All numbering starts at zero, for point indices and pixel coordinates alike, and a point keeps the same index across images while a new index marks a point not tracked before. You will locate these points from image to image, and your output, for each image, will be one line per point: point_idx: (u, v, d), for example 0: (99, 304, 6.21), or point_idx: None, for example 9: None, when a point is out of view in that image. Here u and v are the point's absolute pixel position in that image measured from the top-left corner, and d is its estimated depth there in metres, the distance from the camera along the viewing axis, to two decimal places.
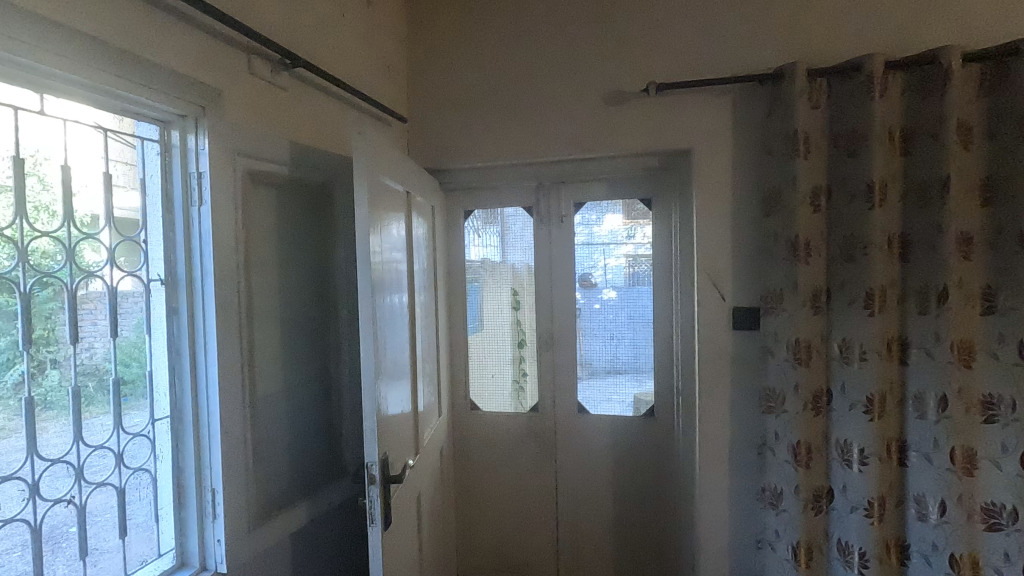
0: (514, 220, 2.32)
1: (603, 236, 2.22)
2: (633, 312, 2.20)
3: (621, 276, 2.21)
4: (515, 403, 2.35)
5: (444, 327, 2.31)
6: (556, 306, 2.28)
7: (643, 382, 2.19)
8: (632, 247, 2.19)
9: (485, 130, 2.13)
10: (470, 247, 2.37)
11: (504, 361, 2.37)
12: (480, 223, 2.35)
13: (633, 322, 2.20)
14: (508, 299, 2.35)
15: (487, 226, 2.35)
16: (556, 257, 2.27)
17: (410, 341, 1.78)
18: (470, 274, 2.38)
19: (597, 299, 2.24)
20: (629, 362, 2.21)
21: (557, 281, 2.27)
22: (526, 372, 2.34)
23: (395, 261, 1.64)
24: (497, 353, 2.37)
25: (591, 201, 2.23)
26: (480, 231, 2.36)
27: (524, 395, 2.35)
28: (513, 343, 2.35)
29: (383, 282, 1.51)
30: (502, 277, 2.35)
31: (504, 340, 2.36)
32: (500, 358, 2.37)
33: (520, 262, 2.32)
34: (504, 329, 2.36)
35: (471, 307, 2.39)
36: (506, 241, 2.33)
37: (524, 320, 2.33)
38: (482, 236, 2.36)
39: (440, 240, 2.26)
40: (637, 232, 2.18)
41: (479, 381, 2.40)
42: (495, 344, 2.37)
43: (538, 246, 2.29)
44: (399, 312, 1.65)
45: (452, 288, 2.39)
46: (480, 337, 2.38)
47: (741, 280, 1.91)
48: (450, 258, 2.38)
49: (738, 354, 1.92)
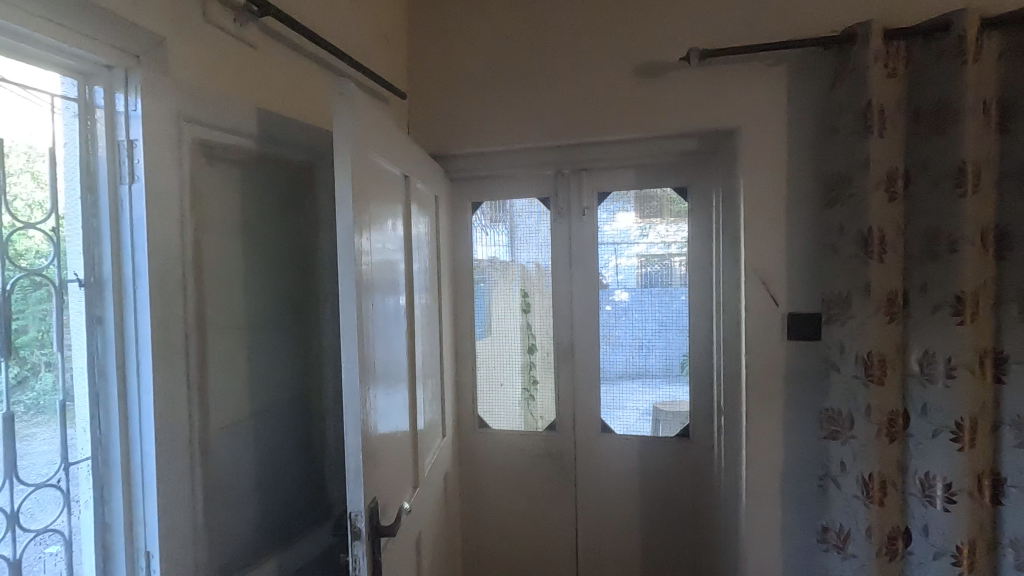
0: (527, 214, 2.05)
1: (616, 232, 1.96)
2: (665, 320, 1.93)
3: (636, 276, 1.95)
4: (529, 420, 2.08)
5: (448, 333, 2.04)
6: (578, 311, 2.01)
7: (675, 397, 1.93)
8: (645, 246, 1.94)
9: (497, 109, 1.85)
10: (478, 244, 2.10)
11: (517, 372, 2.09)
12: (489, 216, 2.08)
13: (664, 331, 1.93)
14: (521, 303, 2.07)
15: (497, 221, 2.07)
16: (577, 256, 1.99)
17: (409, 352, 1.51)
18: (477, 275, 2.10)
19: (611, 301, 1.98)
20: (665, 377, 1.94)
21: (578, 282, 2.00)
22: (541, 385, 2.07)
23: (391, 257, 1.37)
24: (508, 364, 2.10)
25: (615, 193, 1.96)
26: (490, 226, 2.08)
27: (540, 411, 2.07)
28: (527, 353, 2.07)
29: (376, 283, 1.24)
30: (515, 278, 2.07)
31: (516, 349, 2.08)
32: (512, 369, 2.09)
33: (536, 261, 2.05)
34: (517, 337, 2.08)
35: (479, 312, 2.11)
36: (517, 238, 2.06)
37: (540, 327, 2.06)
38: (491, 231, 2.08)
39: (444, 236, 1.99)
40: (653, 228, 1.92)
41: (488, 394, 2.12)
42: (507, 353, 2.09)
43: (556, 243, 2.02)
44: (396, 319, 1.38)
45: (458, 289, 2.12)
46: (489, 346, 2.11)
47: (798, 281, 1.62)
48: (456, 256, 2.11)
49: (793, 369, 1.63)
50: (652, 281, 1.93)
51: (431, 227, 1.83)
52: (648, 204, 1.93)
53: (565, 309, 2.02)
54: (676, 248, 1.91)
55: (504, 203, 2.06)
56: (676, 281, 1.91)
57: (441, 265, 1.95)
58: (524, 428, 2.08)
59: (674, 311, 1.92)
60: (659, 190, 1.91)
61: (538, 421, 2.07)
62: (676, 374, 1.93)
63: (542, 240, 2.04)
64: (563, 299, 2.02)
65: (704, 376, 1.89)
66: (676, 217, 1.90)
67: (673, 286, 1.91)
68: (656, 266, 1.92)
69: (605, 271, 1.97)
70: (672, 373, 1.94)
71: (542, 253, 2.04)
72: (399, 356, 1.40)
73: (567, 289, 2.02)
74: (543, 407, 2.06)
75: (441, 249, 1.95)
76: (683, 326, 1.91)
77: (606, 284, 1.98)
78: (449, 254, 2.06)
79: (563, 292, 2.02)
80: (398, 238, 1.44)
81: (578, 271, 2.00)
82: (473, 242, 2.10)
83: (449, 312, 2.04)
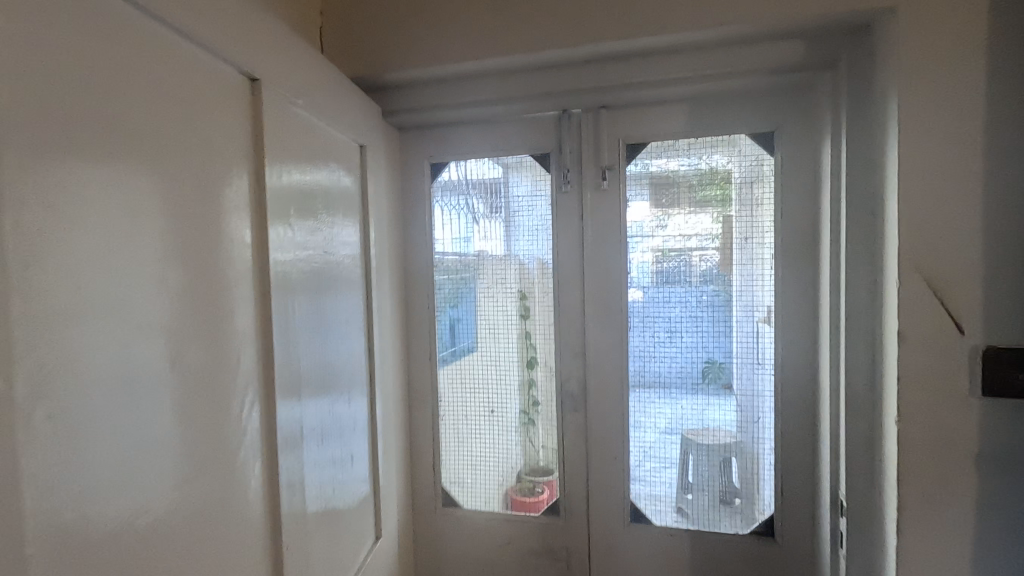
0: (478, 193, 1.35)
1: (644, 208, 1.25)
2: (734, 342, 1.21)
3: (669, 285, 1.24)
4: (516, 488, 1.37)
5: (393, 365, 1.32)
6: (592, 331, 1.28)
7: (751, 449, 1.22)
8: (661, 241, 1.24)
9: (467, 0, 1.12)
10: (455, 234, 1.37)
11: (499, 419, 1.37)
12: (477, 190, 1.35)
13: (732, 360, 1.21)
14: (512, 317, 1.35)
15: (488, 196, 1.34)
16: (594, 249, 1.27)
17: (264, 428, 0.79)
18: (437, 274, 1.39)
19: (633, 325, 1.27)
20: (721, 436, 1.23)
21: (595, 287, 1.28)
22: (535, 425, 1.35)
23: (178, 240, 0.63)
24: (488, 396, 1.37)
25: (656, 144, 1.24)
26: (476, 204, 1.35)
27: (531, 463, 1.36)
28: (511, 381, 1.36)
29: (79, 299, 0.51)
30: (498, 279, 1.35)
31: (498, 382, 1.37)
32: (490, 405, 1.37)
33: (537, 258, 1.32)
34: (499, 365, 1.36)
35: (443, 332, 1.39)
36: (513, 229, 1.33)
37: (531, 345, 1.34)
38: (478, 215, 1.35)
39: (382, 213, 1.26)
40: (671, 218, 1.23)
41: (459, 441, 1.40)
42: (483, 389, 1.38)
43: (556, 227, 1.30)
44: (190, 368, 0.65)
45: (409, 296, 1.40)
46: (459, 378, 1.39)
47: (1005, 288, 0.88)
48: (404, 244, 1.39)
49: (990, 447, 0.90)
50: (698, 289, 1.23)
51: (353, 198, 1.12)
52: (660, 183, 1.24)
53: (570, 326, 1.30)
54: (703, 242, 1.22)
55: (498, 165, 1.34)
56: (695, 282, 1.23)
57: (377, 258, 1.22)
58: (512, 505, 1.37)
59: (754, 335, 1.20)
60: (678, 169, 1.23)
61: (525, 475, 1.36)
62: (700, 435, 1.24)
63: (539, 220, 1.32)
64: (569, 311, 1.30)
65: (801, 437, 1.18)
66: (721, 195, 1.20)
67: (745, 296, 1.20)
68: (674, 263, 1.24)
69: (634, 268, 1.26)
70: (699, 436, 1.24)
71: (546, 242, 1.31)
72: (206, 446, 0.67)
73: (577, 296, 1.29)
74: (535, 456, 1.35)
75: (377, 233, 1.23)
76: (708, 356, 1.23)
77: (634, 294, 1.27)
78: (394, 244, 1.34)
79: (568, 300, 1.30)
80: (221, 204, 0.71)
81: (594, 268, 1.27)
82: (446, 226, 1.38)
83: (391, 333, 1.31)
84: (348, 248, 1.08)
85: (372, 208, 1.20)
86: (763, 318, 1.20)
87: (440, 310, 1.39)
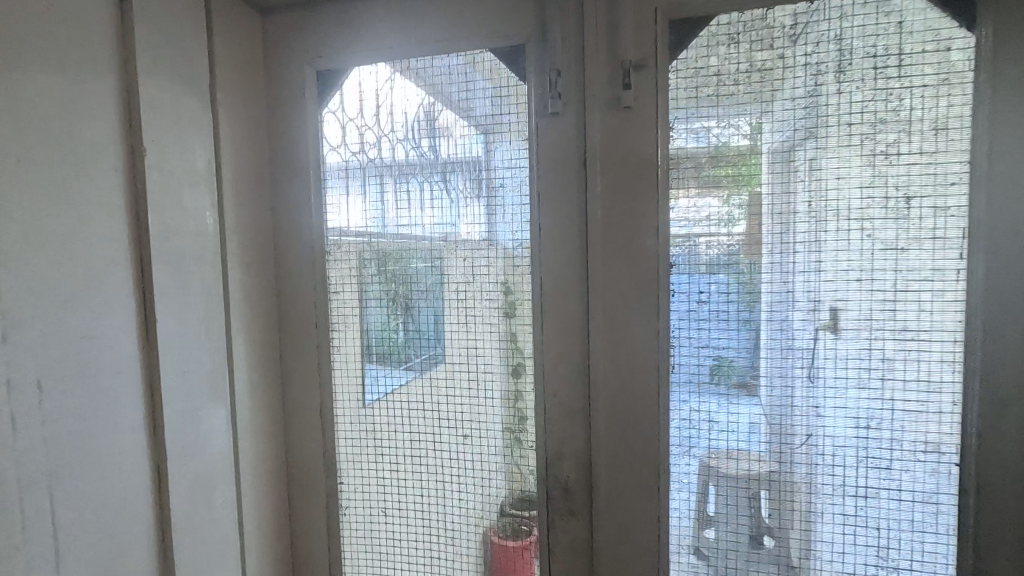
0: (406, 145, 0.77)
1: (685, 151, 0.66)
2: (884, 390, 0.63)
3: (743, 295, 0.66)
4: (489, 543, 0.79)
5: (242, 422, 0.75)
6: (597, 375, 0.70)
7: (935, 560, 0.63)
8: (709, 215, 0.66)
9: None
10: (412, 230, 0.78)
11: (460, 452, 0.79)
12: (459, 169, 0.76)
13: (881, 418, 0.63)
14: (472, 328, 0.77)
15: (464, 163, 0.75)
16: (605, 225, 0.68)
17: None
18: (333, 268, 0.81)
19: (674, 369, 0.69)
20: (832, 573, 0.66)
21: (608, 295, 0.69)
22: (524, 453, 0.75)
23: None
24: (437, 425, 0.79)
25: (733, 16, 0.64)
26: (430, 169, 0.77)
27: (513, 498, 0.77)
28: (470, 376, 0.77)
29: None
30: (446, 279, 0.78)
31: (442, 415, 0.79)
32: (443, 431, 0.79)
33: (512, 236, 0.74)
34: (438, 407, 0.79)
35: (356, 365, 0.82)
36: (495, 200, 0.74)
37: (491, 368, 0.76)
38: (453, 201, 0.76)
39: (200, 155, 0.69)
40: (702, 190, 0.66)
41: (388, 510, 0.83)
42: (416, 447, 0.81)
43: (533, 186, 0.71)
44: None
45: (283, 303, 0.82)
46: (374, 429, 0.82)
47: None
48: (269, 210, 0.81)
49: None
50: (798, 301, 0.65)
51: (62, 115, 0.53)
52: (717, 100, 0.65)
53: (557, 361, 0.72)
54: (793, 214, 0.64)
55: (476, 98, 0.74)
56: (751, 278, 0.66)
57: (172, 240, 0.64)
58: None
59: (808, 355, 0.65)
60: (767, 71, 0.64)
61: (505, 512, 0.77)
62: (729, 531, 0.69)
63: (510, 174, 0.73)
64: (556, 335, 0.71)
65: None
66: (849, 116, 0.62)
67: (800, 288, 0.64)
68: (728, 246, 0.66)
69: (672, 261, 0.68)
70: (712, 529, 0.70)
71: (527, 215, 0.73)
72: None
73: (576, 310, 0.70)
74: (515, 487, 0.77)
75: (171, 190, 0.64)
76: (811, 413, 0.65)
77: (674, 314, 0.68)
78: (243, 212, 0.75)
79: (555, 314, 0.71)
80: None
81: (607, 261, 0.68)
82: (363, 186, 0.79)
83: (231, 372, 0.74)
84: (38, 220, 0.51)
85: (154, 142, 0.62)
86: (826, 324, 0.64)
87: (354, 331, 0.82)
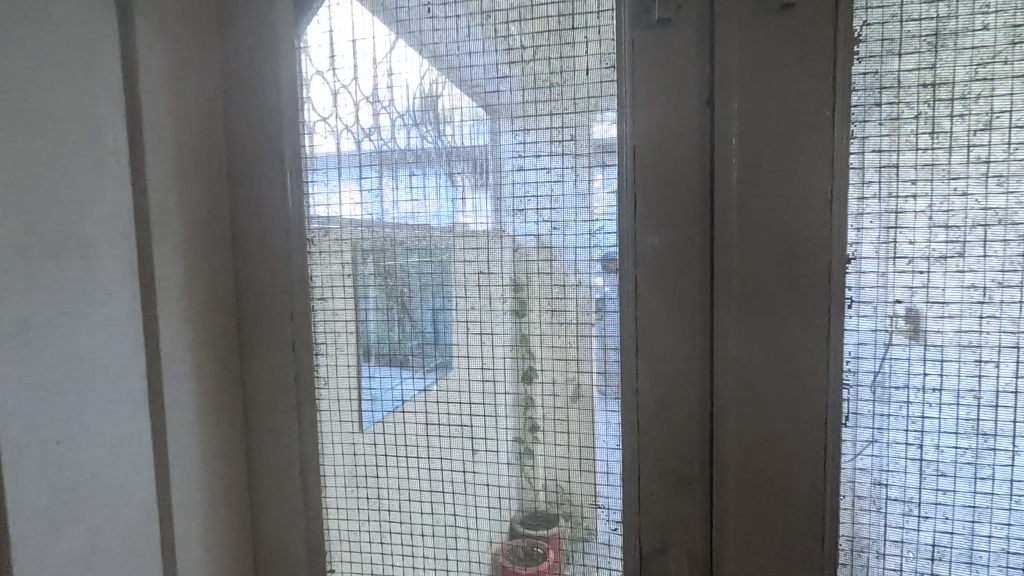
0: (423, 84, 0.53)
1: (881, 74, 0.41)
2: None
3: (972, 305, 0.41)
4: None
5: (182, 500, 0.50)
6: (725, 429, 0.46)
7: None
8: (915, 183, 0.41)
9: None
10: (422, 206, 0.55)
11: (451, 464, 0.55)
12: (501, 118, 0.51)
13: None
14: (522, 349, 0.53)
15: (477, 145, 0.52)
16: (744, 197, 0.44)
17: None
18: (318, 264, 0.56)
19: (847, 421, 0.44)
20: None
21: (746, 307, 0.44)
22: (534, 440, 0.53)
23: None
24: (421, 430, 0.56)
25: None
26: (447, 124, 0.53)
27: (529, 512, 0.54)
28: (499, 385, 0.54)
29: None
30: (479, 279, 0.53)
31: (427, 416, 0.55)
32: (431, 438, 0.55)
33: (587, 218, 0.49)
34: (464, 446, 0.54)
35: (351, 398, 0.57)
36: (531, 179, 0.51)
37: (547, 396, 0.52)
38: (474, 185, 0.53)
39: (98, 89, 0.44)
40: (903, 142, 0.41)
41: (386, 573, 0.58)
42: (430, 503, 0.56)
43: (626, 137, 0.46)
44: None
45: (244, 316, 0.57)
46: (364, 466, 0.57)
47: None
48: (224, 179, 0.55)
49: None
50: None
51: None
52: None
53: (661, 405, 0.47)
54: None
55: (534, 6, 0.49)
56: (985, 283, 0.41)
57: (45, 232, 0.40)
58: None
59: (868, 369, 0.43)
60: None
61: (514, 532, 0.55)
62: None
63: (588, 123, 0.48)
64: (661, 367, 0.47)
65: None
66: None
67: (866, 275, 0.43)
68: (945, 233, 0.41)
69: (852, 253, 0.43)
70: None
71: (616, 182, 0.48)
72: None
73: (693, 329, 0.46)
74: (535, 497, 0.54)
75: (39, 148, 0.39)
76: None
77: (853, 335, 0.43)
78: (182, 181, 0.50)
79: (659, 335, 0.47)
80: None
81: (746, 254, 0.44)
82: (359, 143, 0.56)
83: (160, 425, 0.49)
84: None
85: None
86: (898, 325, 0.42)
87: (348, 351, 0.57)
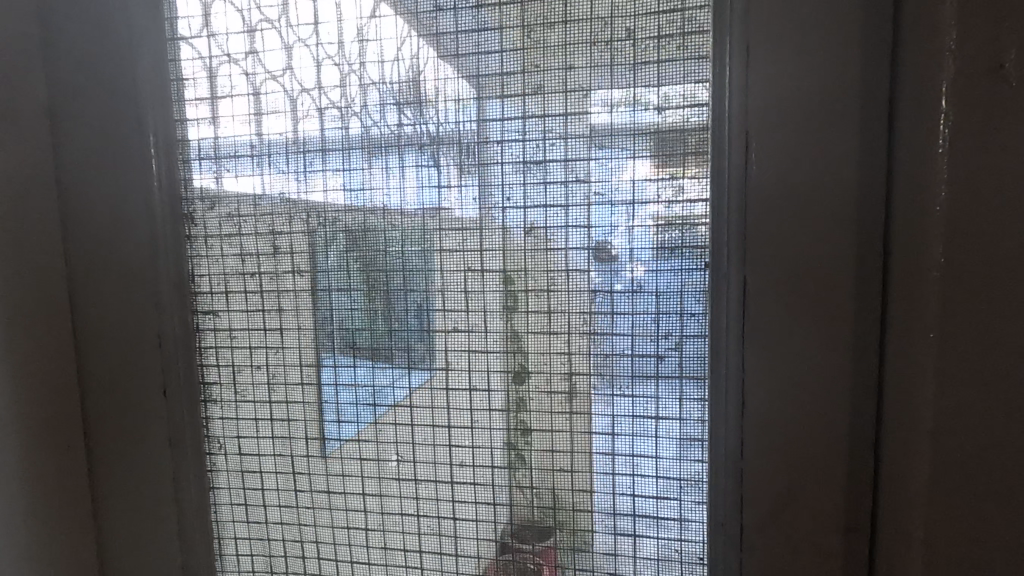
0: None
1: None
2: None
3: None
4: None
5: None
6: (901, 549, 0.26)
7: None
8: None
9: None
10: (378, 161, 0.33)
11: (410, 540, 0.35)
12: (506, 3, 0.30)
13: None
14: (538, 394, 0.32)
15: (466, 55, 0.31)
16: (956, 142, 0.23)
17: None
18: (203, 258, 0.35)
19: None
20: None
21: (951, 340, 0.24)
22: (537, 491, 0.32)
23: None
24: (364, 495, 0.35)
25: None
26: (406, 14, 0.31)
27: (523, 520, 0.33)
28: (495, 455, 0.33)
29: None
30: (467, 282, 0.32)
31: (373, 473, 0.34)
32: (381, 504, 0.35)
33: (651, 177, 0.29)
34: (433, 514, 0.34)
35: (263, 473, 0.36)
36: (555, 109, 0.30)
37: (576, 474, 0.32)
38: (456, 125, 0.31)
39: None
40: None
41: None
42: None
43: (729, 32, 0.26)
44: None
45: (86, 336, 0.35)
46: (283, 553, 0.36)
47: None
48: (45, 117, 0.34)
49: None
50: None
51: None
52: None
53: (777, 498, 0.28)
54: None
55: None
56: None
57: None
58: None
59: None
60: None
61: (505, 547, 0.33)
62: None
63: (656, 11, 0.28)
64: (781, 436, 0.27)
65: None
66: None
67: None
68: None
69: None
70: None
71: (706, 116, 0.28)
72: None
73: (843, 372, 0.26)
74: (528, 498, 0.33)
75: None
76: None
77: None
78: None
79: (779, 381, 0.27)
80: None
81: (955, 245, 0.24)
82: (265, 55, 0.33)
83: None
84: None
85: None
86: None
87: (256, 399, 0.35)
